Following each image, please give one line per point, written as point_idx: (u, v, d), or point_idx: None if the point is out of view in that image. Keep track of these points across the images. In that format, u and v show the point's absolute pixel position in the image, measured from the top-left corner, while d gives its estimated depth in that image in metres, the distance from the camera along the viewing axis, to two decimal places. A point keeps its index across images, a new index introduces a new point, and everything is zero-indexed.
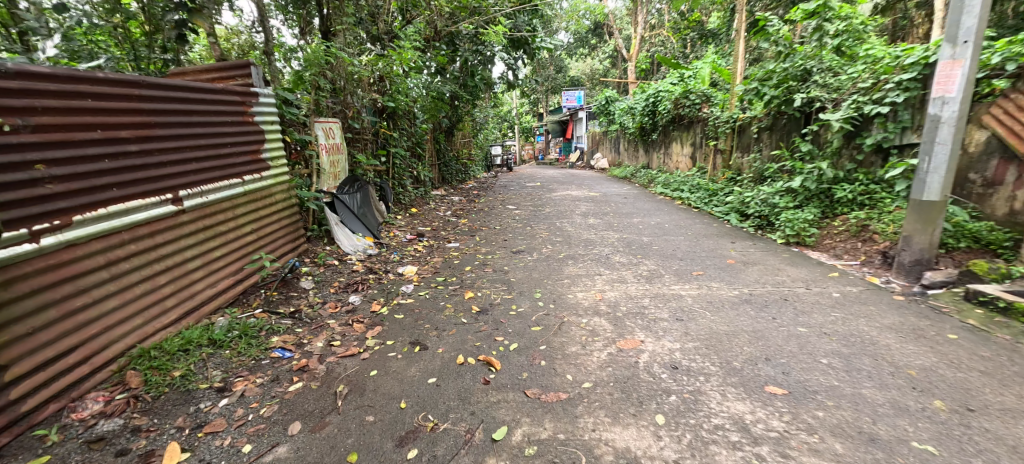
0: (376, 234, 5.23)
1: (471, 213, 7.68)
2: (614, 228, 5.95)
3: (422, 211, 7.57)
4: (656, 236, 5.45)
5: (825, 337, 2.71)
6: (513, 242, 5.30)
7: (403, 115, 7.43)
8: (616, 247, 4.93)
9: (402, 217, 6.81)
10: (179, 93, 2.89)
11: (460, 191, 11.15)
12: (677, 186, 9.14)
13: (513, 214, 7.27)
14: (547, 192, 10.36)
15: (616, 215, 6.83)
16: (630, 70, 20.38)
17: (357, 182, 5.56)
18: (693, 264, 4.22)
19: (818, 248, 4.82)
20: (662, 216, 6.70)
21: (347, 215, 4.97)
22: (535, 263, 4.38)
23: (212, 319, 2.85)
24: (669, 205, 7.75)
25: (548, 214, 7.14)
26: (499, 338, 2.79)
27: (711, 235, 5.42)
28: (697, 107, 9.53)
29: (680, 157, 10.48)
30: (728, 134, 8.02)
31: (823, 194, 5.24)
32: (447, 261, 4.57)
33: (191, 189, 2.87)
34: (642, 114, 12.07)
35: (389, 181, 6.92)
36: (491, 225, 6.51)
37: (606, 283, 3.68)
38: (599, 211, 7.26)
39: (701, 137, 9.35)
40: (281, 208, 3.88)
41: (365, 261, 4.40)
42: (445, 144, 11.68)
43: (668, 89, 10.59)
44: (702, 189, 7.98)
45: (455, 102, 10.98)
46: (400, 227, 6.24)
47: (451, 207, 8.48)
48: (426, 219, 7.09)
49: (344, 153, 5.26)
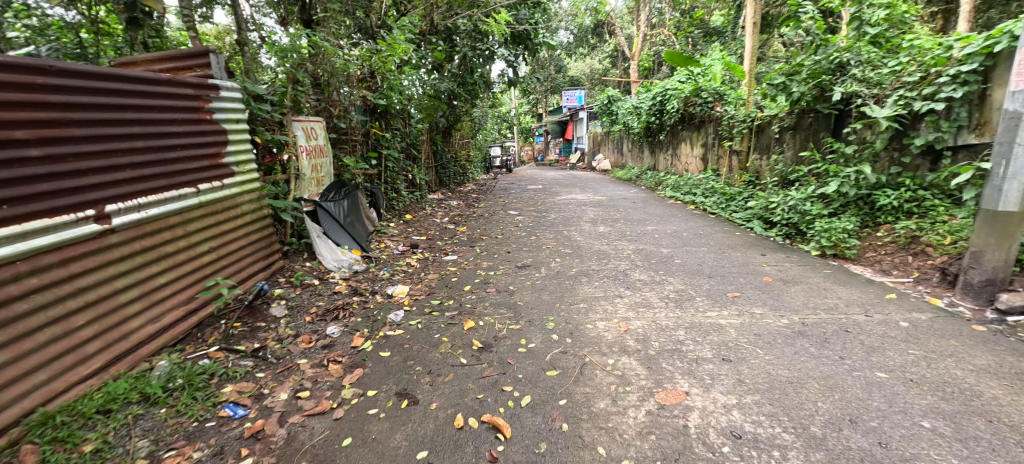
0: (364, 246, 4.68)
1: (471, 220, 7.15)
2: (627, 238, 5.42)
3: (418, 218, 7.03)
4: (675, 246, 4.93)
5: (913, 386, 2.18)
6: (517, 254, 4.76)
7: (397, 114, 6.90)
8: (633, 261, 4.40)
9: (396, 225, 6.27)
10: (109, 86, 2.37)
11: (458, 195, 10.61)
12: (688, 189, 8.62)
13: (515, 221, 6.74)
14: (550, 195, 9.85)
15: (627, 222, 6.30)
16: (633, 70, 19.88)
17: (344, 188, 5.03)
18: (725, 282, 3.70)
19: (860, 262, 4.29)
20: (678, 223, 6.18)
21: (331, 225, 4.43)
22: (544, 282, 3.84)
23: (152, 363, 2.36)
24: (682, 210, 7.22)
25: (554, 221, 6.61)
26: (508, 387, 2.25)
27: (736, 246, 4.90)
28: (710, 105, 8.99)
29: (690, 158, 9.95)
30: (745, 134, 7.50)
31: (862, 200, 4.72)
32: (444, 279, 4.03)
33: (124, 203, 2.35)
34: (648, 114, 11.55)
35: (381, 185, 6.37)
36: (492, 233, 5.96)
37: (629, 308, 3.16)
38: (608, 217, 6.74)
39: (714, 137, 8.83)
40: (251, 220, 3.35)
41: (349, 280, 3.85)
42: (443, 145, 11.17)
43: (676, 87, 10.07)
44: (717, 193, 7.46)
45: (454, 101, 10.45)
46: (393, 236, 5.70)
47: (448, 212, 7.93)
48: (422, 227, 6.55)
49: (328, 156, 4.72)
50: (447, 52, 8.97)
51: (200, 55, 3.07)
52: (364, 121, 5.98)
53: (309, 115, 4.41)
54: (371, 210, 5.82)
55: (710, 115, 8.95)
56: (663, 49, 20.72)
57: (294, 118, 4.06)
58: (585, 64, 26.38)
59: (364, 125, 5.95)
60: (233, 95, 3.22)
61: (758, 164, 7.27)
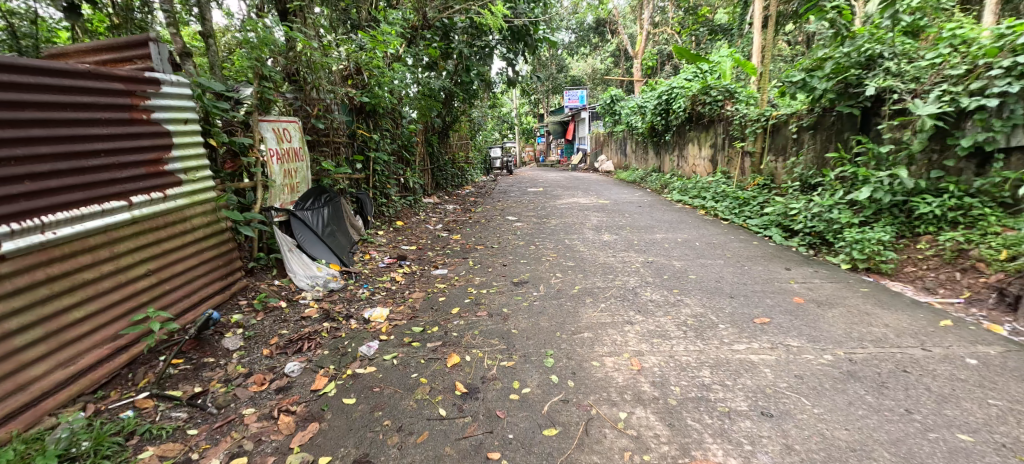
0: (344, 258, 4.25)
1: (466, 226, 6.70)
2: (635, 248, 4.96)
3: (410, 225, 6.58)
4: (688, 259, 4.48)
5: (1007, 456, 1.73)
6: (513, 269, 4.30)
7: (387, 114, 6.46)
8: (643, 276, 3.94)
9: (384, 234, 5.82)
10: (10, 78, 1.93)
11: (455, 198, 10.17)
12: (697, 193, 8.14)
13: (513, 228, 6.28)
14: (550, 198, 9.39)
15: (633, 230, 5.84)
16: (636, 69, 19.41)
17: (323, 195, 4.60)
18: (750, 303, 3.24)
19: (898, 278, 3.82)
20: (689, 231, 5.71)
21: (306, 236, 4.00)
22: (543, 303, 3.38)
23: (58, 420, 1.91)
24: (692, 216, 6.76)
25: (554, 228, 6.16)
26: (495, 453, 1.81)
27: (756, 259, 4.44)
28: (719, 104, 8.45)
29: (698, 160, 9.49)
30: (758, 134, 7.03)
31: (896, 208, 4.26)
32: (430, 299, 3.57)
33: (21, 222, 1.90)
34: (653, 114, 11.10)
35: (369, 190, 5.93)
36: (488, 242, 5.52)
37: (641, 338, 2.70)
38: (613, 224, 6.28)
39: (724, 138, 8.35)
40: (204, 235, 2.91)
41: (322, 301, 3.40)
42: (440, 146, 10.72)
43: (683, 85, 9.62)
44: (729, 198, 6.99)
45: (450, 101, 10.00)
46: (379, 246, 5.25)
47: (443, 218, 7.49)
48: (413, 236, 6.09)
49: (305, 160, 4.27)
50: (442, 49, 8.52)
51: (139, 44, 2.62)
52: (349, 121, 5.53)
53: (281, 115, 3.96)
54: (356, 218, 5.37)
55: (719, 115, 8.48)
56: (666, 48, 20.27)
57: (261, 118, 3.61)
58: (587, 64, 25.90)
59: (349, 126, 5.50)
60: (181, 92, 2.77)
61: (772, 167, 6.79)
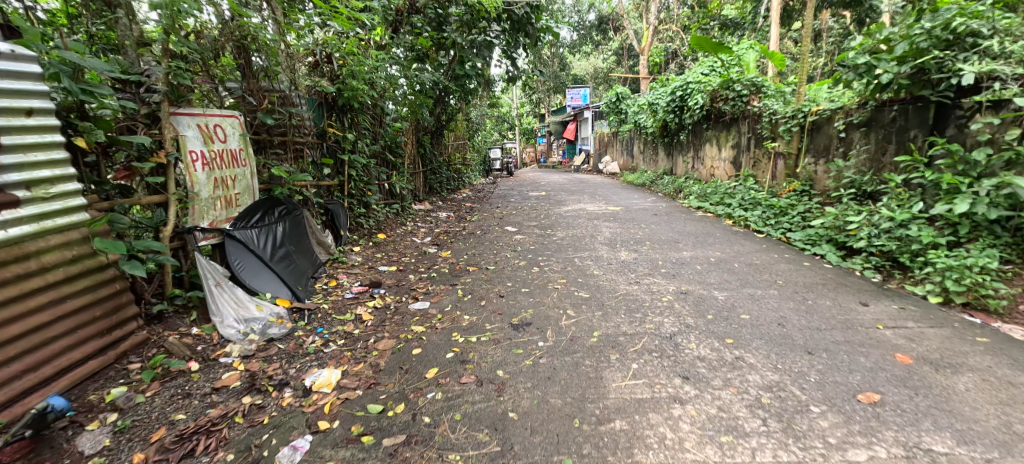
0: (300, 289, 3.36)
1: (459, 239, 5.80)
2: (662, 271, 4.06)
3: (393, 238, 5.68)
4: (731, 287, 3.59)
5: None
6: (513, 302, 3.40)
7: (367, 110, 5.56)
8: (681, 315, 3.05)
9: (360, 251, 4.92)
10: None
11: (450, 204, 9.28)
12: (721, 199, 7.24)
13: (512, 243, 5.39)
14: (554, 204, 8.50)
15: (655, 245, 4.94)
16: (642, 65, 18.48)
17: (278, 209, 3.74)
18: (839, 363, 2.37)
19: (1013, 320, 2.91)
20: (722, 247, 4.82)
21: (246, 264, 3.14)
22: (553, 361, 2.49)
23: None
24: (719, 227, 5.87)
25: (561, 242, 5.26)
26: None
27: (817, 288, 3.55)
28: (745, 100, 7.48)
29: (718, 162, 8.59)
30: (794, 133, 6.13)
31: (996, 227, 3.39)
32: (402, 353, 2.67)
33: None
34: (666, 111, 10.20)
35: (344, 198, 5.04)
36: (483, 261, 4.62)
37: (701, 436, 1.82)
38: (630, 237, 5.39)
39: (749, 138, 7.44)
40: (67, 279, 2.06)
41: (250, 359, 2.50)
42: (434, 147, 9.85)
43: (699, 79, 8.75)
44: (762, 206, 6.09)
45: (444, 99, 9.12)
46: (351, 268, 4.35)
47: (433, 228, 6.60)
48: (396, 251, 5.20)
49: (250, 164, 3.37)
50: (433, 40, 7.63)
51: None
52: (317, 117, 4.63)
53: (213, 108, 3.06)
54: (325, 233, 4.48)
55: (743, 112, 7.57)
56: (673, 44, 19.41)
57: (173, 111, 2.72)
58: (589, 62, 25.00)
59: (315, 122, 4.60)
60: (23, 70, 1.94)
61: (811, 170, 5.93)
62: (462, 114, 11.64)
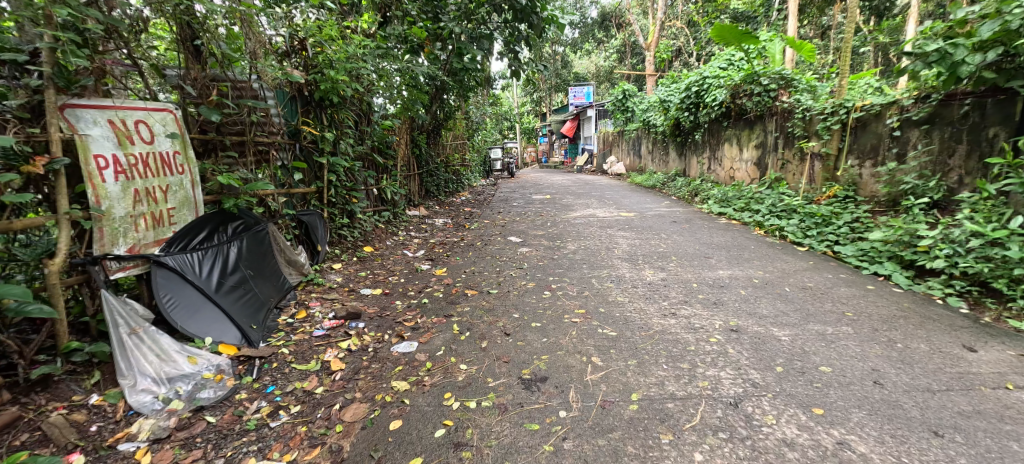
0: (253, 329, 2.67)
1: (456, 252, 5.11)
2: (700, 297, 3.37)
3: (382, 251, 4.99)
4: (792, 321, 2.91)
5: None
6: (524, 345, 2.69)
7: (350, 105, 4.86)
8: (741, 365, 2.36)
9: (342, 268, 4.24)
10: None
11: (448, 209, 8.59)
12: (748, 205, 6.55)
13: (518, 257, 4.69)
14: (561, 210, 7.82)
15: (684, 262, 4.25)
16: (649, 62, 17.82)
17: (234, 225, 3.05)
18: (985, 454, 1.70)
19: None
20: (763, 264, 4.14)
21: (182, 299, 2.44)
22: (582, 446, 1.80)
23: None
24: (751, 238, 5.19)
25: (574, 257, 4.57)
26: None
27: (898, 324, 2.87)
28: (772, 94, 6.79)
29: (738, 163, 7.90)
30: (834, 131, 5.45)
31: None
32: (376, 428, 1.97)
33: None
34: (679, 108, 9.54)
35: (323, 208, 4.35)
36: (484, 282, 3.93)
37: None
38: (653, 251, 4.70)
39: (778, 137, 6.75)
40: None
41: (162, 446, 1.83)
42: (431, 148, 9.16)
43: (717, 74, 8.09)
44: (798, 213, 5.40)
45: (441, 96, 8.42)
46: (328, 293, 3.66)
47: (429, 238, 5.92)
48: (383, 267, 4.49)
49: (191, 172, 2.68)
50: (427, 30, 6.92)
51: None
52: (290, 113, 3.94)
53: (137, 100, 2.38)
54: (298, 250, 3.80)
55: (770, 108, 6.87)
56: (679, 41, 18.79)
57: (69, 103, 2.04)
58: (591, 61, 24.36)
59: (288, 120, 3.91)
60: None
61: (854, 173, 5.28)
62: (461, 112, 10.92)
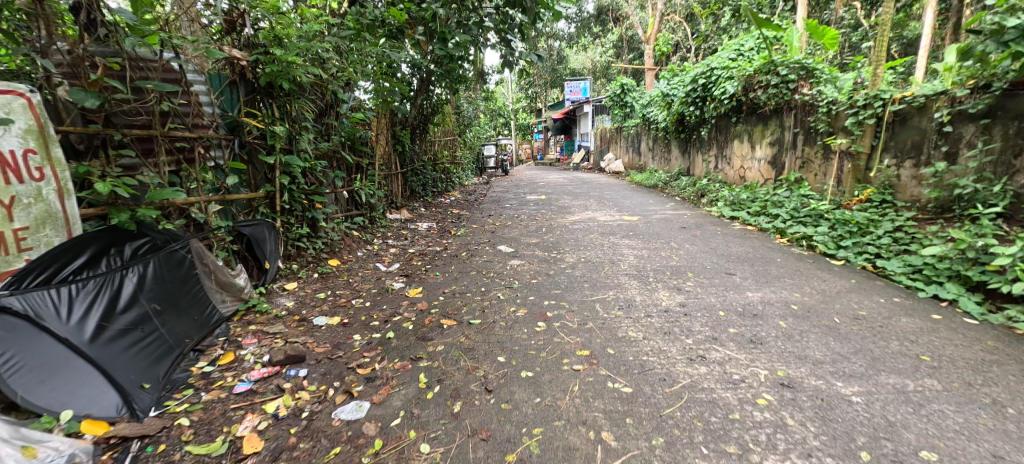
0: (145, 389, 2.00)
1: (438, 265, 4.43)
2: (731, 331, 2.71)
3: (350, 265, 4.30)
4: (857, 370, 2.26)
5: None
6: (511, 409, 2.02)
7: (311, 95, 4.14)
8: (810, 450, 1.71)
9: (296, 290, 3.55)
10: None
11: (434, 211, 7.89)
12: (764, 209, 5.90)
13: (507, 273, 4.00)
14: (557, 212, 7.15)
15: (704, 281, 3.59)
16: (648, 56, 17.16)
17: (134, 245, 2.35)
18: None
19: None
20: (798, 284, 3.49)
21: (32, 355, 1.76)
22: None
23: None
24: (775, 250, 4.54)
25: (573, 274, 3.90)
26: None
27: (993, 375, 2.24)
28: (791, 86, 6.14)
29: (750, 162, 7.26)
30: (867, 127, 4.80)
31: None
32: None
33: None
34: (684, 101, 8.87)
35: (275, 217, 3.65)
36: (466, 307, 3.25)
37: None
38: (666, 265, 4.05)
39: (797, 133, 6.11)
40: None
41: None
42: (416, 145, 8.45)
43: (728, 64, 7.43)
44: (826, 221, 4.76)
45: (426, 88, 7.69)
46: (271, 324, 2.97)
47: (408, 246, 5.23)
48: (348, 286, 3.79)
49: (62, 180, 2.05)
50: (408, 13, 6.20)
51: None
52: (228, 103, 3.29)
53: None
54: (237, 269, 3.11)
55: (789, 101, 6.20)
56: (678, 35, 18.14)
57: None
58: (587, 55, 23.68)
59: (226, 110, 3.25)
60: None
61: (891, 174, 4.65)
62: (450, 106, 10.20)
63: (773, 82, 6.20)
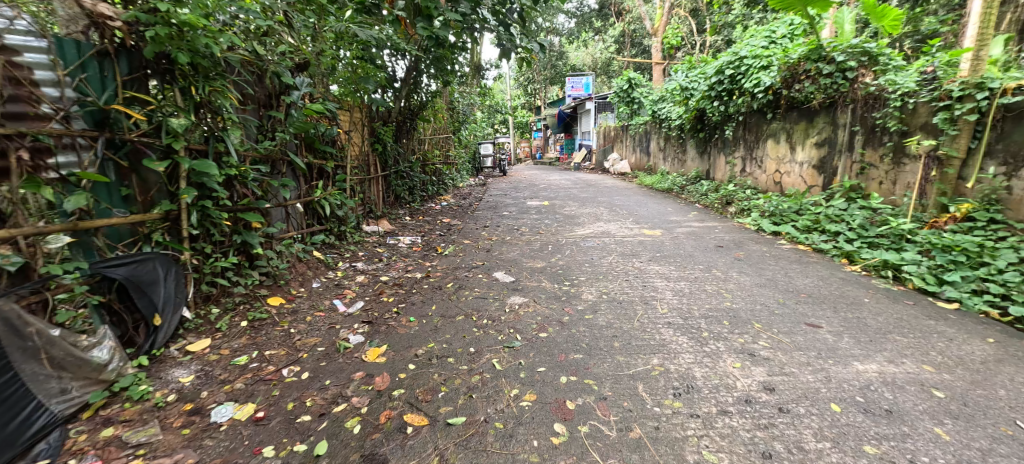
0: None
1: (415, 302, 3.38)
2: (871, 454, 1.68)
3: (298, 304, 3.24)
4: None
5: None
6: None
7: (243, 77, 3.08)
8: None
9: (205, 354, 2.50)
10: None
11: (420, 221, 6.83)
12: (817, 223, 4.87)
13: (506, 319, 2.95)
14: (564, 224, 6.11)
15: (782, 340, 2.55)
16: (656, 50, 16.12)
17: None
18: None
19: None
20: (919, 347, 2.47)
21: None
22: None
23: None
24: (853, 283, 3.51)
25: (595, 323, 2.85)
26: None
27: None
28: (846, 77, 5.11)
29: (788, 165, 6.23)
30: (966, 124, 3.81)
31: None
32: None
33: None
34: (705, 96, 7.84)
35: (177, 248, 2.59)
36: (446, 386, 2.20)
37: None
38: (719, 309, 3.01)
39: (855, 132, 5.07)
40: None
41: None
42: (401, 144, 7.39)
43: (760, 53, 6.41)
44: (913, 245, 3.74)
45: (411, 79, 6.62)
46: (141, 425, 1.92)
47: (380, 271, 4.16)
48: (283, 342, 2.73)
49: None
50: None
51: None
52: (94, 83, 2.25)
53: None
54: (97, 334, 2.09)
55: (844, 94, 5.18)
56: (687, 28, 17.10)
57: None
58: (589, 51, 22.62)
59: (90, 94, 2.22)
60: None
61: (998, 186, 3.64)
62: (442, 100, 9.15)
63: (826, 70, 5.19)
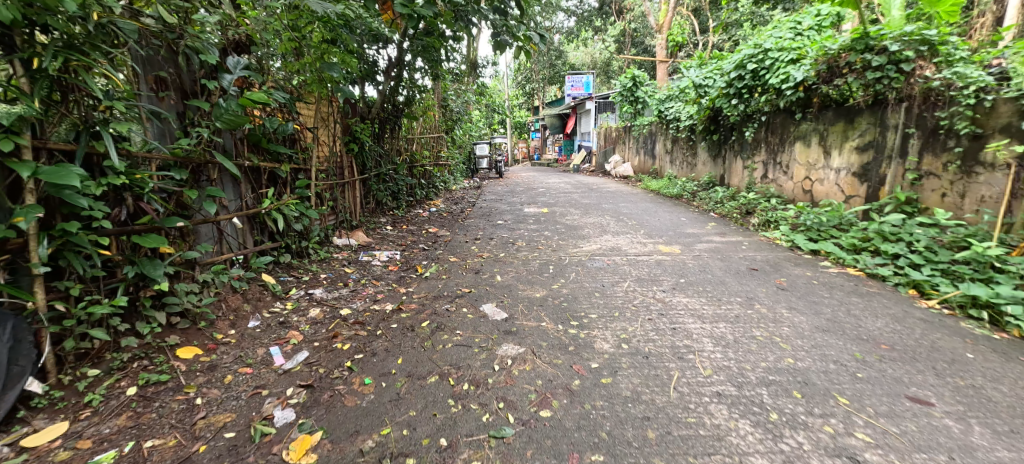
0: None
1: (378, 350, 2.58)
2: None
3: (221, 354, 2.45)
4: None
5: None
6: None
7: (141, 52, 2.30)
8: None
9: (51, 450, 1.71)
10: None
11: (404, 230, 6.04)
12: (869, 242, 4.11)
13: (495, 385, 2.16)
14: (567, 237, 5.34)
15: (888, 429, 1.79)
16: (660, 49, 15.35)
17: None
18: None
19: None
20: None
21: None
22: None
23: None
24: (939, 327, 2.75)
25: (617, 392, 2.08)
26: None
27: None
28: (898, 70, 4.36)
29: (821, 171, 5.48)
30: None
31: None
32: None
33: None
34: (721, 95, 7.09)
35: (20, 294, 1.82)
36: None
37: None
38: (782, 369, 2.24)
39: (910, 134, 4.32)
40: None
41: None
42: (385, 145, 6.60)
43: (788, 44, 5.66)
44: (1008, 278, 2.99)
45: (396, 72, 5.84)
46: None
47: (342, 300, 3.37)
48: (179, 422, 1.92)
49: None
50: None
51: None
52: None
53: None
54: None
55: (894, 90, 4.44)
56: (692, 26, 16.34)
57: None
58: (590, 49, 21.84)
59: None
60: None
61: None
62: (434, 96, 8.37)
63: (875, 62, 4.45)
